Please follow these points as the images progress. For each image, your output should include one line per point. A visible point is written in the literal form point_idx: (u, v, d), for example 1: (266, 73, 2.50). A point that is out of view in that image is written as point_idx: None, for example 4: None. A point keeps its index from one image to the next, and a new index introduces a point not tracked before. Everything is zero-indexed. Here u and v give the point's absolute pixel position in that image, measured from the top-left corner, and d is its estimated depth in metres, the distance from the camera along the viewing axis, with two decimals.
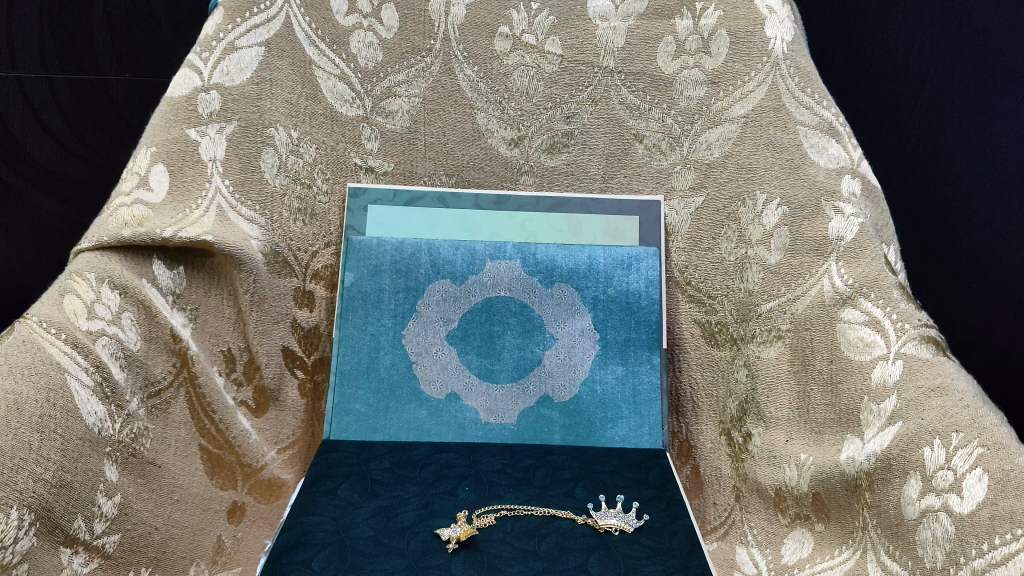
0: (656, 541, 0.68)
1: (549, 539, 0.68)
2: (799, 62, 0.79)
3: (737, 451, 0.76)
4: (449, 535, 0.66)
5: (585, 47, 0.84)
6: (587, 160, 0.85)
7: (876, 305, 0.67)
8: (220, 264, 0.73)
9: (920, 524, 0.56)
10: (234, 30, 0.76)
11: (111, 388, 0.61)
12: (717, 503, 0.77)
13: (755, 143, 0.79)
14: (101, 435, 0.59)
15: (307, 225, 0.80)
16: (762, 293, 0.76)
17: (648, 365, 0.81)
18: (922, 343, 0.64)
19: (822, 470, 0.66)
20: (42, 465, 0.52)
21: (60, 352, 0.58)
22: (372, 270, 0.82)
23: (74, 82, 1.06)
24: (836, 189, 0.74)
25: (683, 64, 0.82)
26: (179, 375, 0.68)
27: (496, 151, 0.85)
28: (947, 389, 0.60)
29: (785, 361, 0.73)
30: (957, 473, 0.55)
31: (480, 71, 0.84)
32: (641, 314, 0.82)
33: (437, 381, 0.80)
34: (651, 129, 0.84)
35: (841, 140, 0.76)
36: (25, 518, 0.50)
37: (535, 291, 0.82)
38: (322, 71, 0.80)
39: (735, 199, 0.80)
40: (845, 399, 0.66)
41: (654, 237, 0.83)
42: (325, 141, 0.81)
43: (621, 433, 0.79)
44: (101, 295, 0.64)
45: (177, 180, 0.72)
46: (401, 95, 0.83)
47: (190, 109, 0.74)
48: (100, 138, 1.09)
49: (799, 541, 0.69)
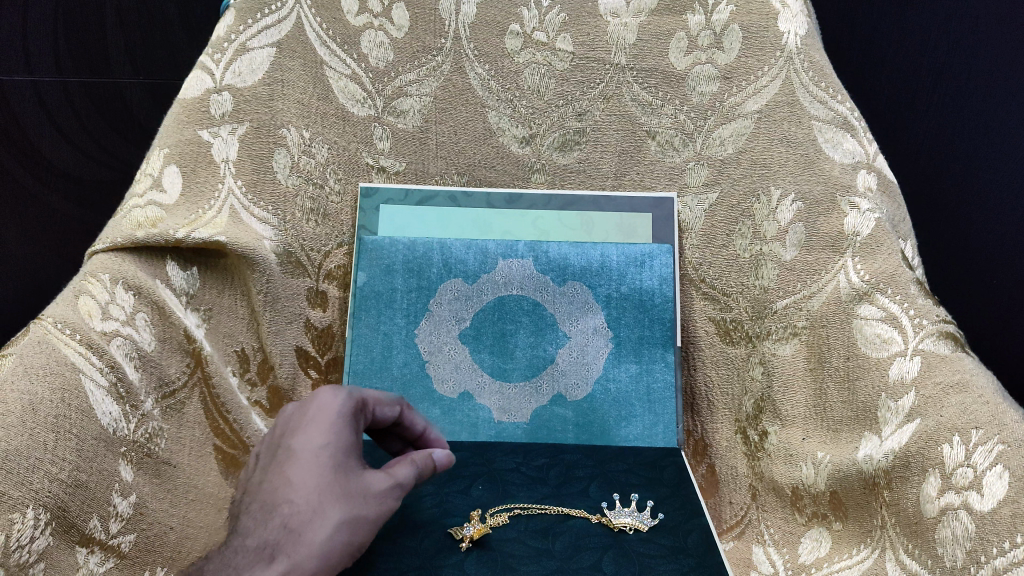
0: (671, 540, 0.68)
1: (562, 539, 0.67)
2: (813, 56, 0.78)
3: (753, 450, 0.76)
4: (461, 534, 0.66)
5: (597, 44, 0.83)
6: (599, 157, 0.85)
7: (893, 301, 0.67)
8: (233, 264, 0.73)
9: (938, 522, 0.57)
10: (246, 32, 0.76)
11: (125, 388, 0.62)
12: (732, 502, 0.77)
13: (769, 138, 0.78)
14: (116, 435, 0.59)
15: (320, 225, 0.80)
16: (777, 290, 0.75)
17: (662, 363, 0.80)
18: (940, 340, 0.64)
19: (838, 468, 0.66)
20: (57, 465, 0.53)
21: (75, 353, 0.59)
22: (384, 269, 0.81)
23: (89, 85, 1.07)
24: (851, 184, 0.73)
25: (695, 60, 0.81)
26: (193, 375, 0.69)
27: (507, 150, 0.85)
28: (966, 385, 0.60)
29: (802, 359, 0.72)
30: (977, 471, 0.56)
31: (491, 70, 0.83)
32: (654, 312, 0.81)
33: (450, 380, 0.80)
34: (664, 126, 0.83)
35: (856, 135, 0.75)
36: (41, 517, 0.51)
37: (547, 289, 0.82)
38: (333, 71, 0.80)
39: (749, 195, 0.79)
40: (863, 395, 0.66)
41: (667, 235, 0.82)
42: (337, 141, 0.81)
43: (635, 431, 0.79)
44: (116, 297, 0.64)
45: (190, 181, 0.73)
46: (412, 95, 0.83)
47: (202, 110, 0.74)
48: (113, 140, 1.10)
49: (816, 541, 0.68)
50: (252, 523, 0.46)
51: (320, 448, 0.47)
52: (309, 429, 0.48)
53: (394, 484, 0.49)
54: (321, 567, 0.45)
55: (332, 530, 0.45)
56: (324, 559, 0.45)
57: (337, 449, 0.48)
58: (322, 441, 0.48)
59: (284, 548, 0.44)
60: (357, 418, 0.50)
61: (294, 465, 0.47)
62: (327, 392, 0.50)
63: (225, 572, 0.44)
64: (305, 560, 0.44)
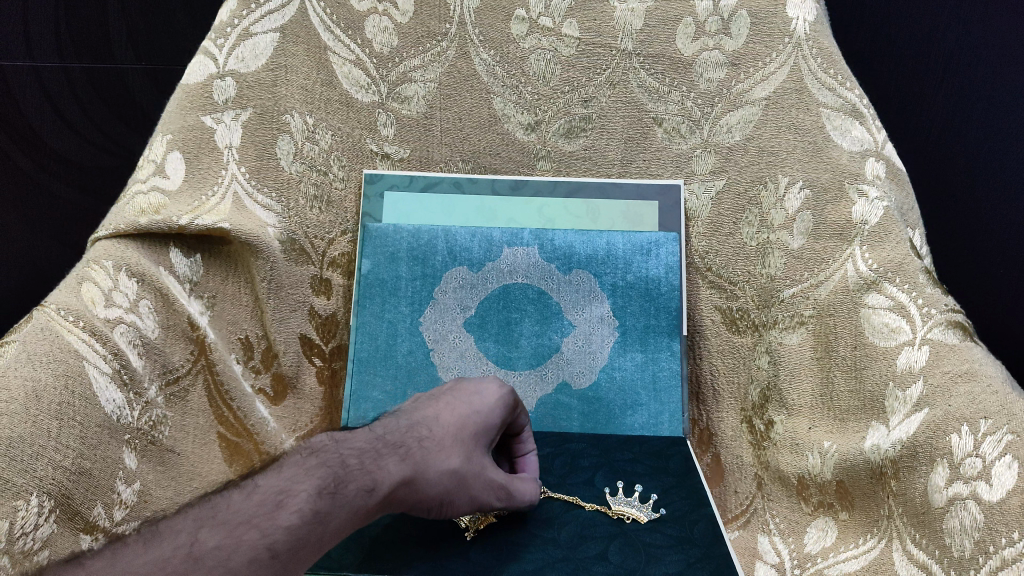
0: (678, 530, 0.68)
1: (568, 528, 0.66)
2: (822, 42, 0.77)
3: (759, 439, 0.75)
4: (467, 523, 0.64)
5: (603, 29, 0.82)
6: (606, 144, 0.84)
7: (901, 290, 0.67)
8: (237, 251, 0.73)
9: (946, 512, 0.58)
10: (249, 17, 0.75)
11: (129, 375, 0.62)
12: (738, 491, 0.76)
13: (777, 125, 0.77)
14: (119, 423, 0.60)
15: (323, 212, 0.79)
16: (784, 278, 0.75)
17: (668, 351, 0.80)
18: (948, 329, 0.64)
19: (844, 458, 0.66)
20: (61, 453, 0.55)
21: (78, 340, 0.59)
22: (388, 257, 0.81)
23: (91, 70, 1.08)
24: (860, 171, 0.73)
25: (703, 46, 0.80)
26: (197, 363, 0.68)
27: (512, 137, 0.84)
28: (974, 374, 0.61)
29: (808, 348, 0.72)
30: (986, 461, 0.57)
31: (497, 56, 0.83)
32: (661, 301, 0.80)
33: (455, 369, 0.80)
34: (671, 113, 0.82)
35: (865, 122, 0.74)
36: (45, 505, 0.53)
37: (552, 277, 0.81)
38: (337, 57, 0.80)
39: (756, 182, 0.78)
40: (870, 384, 0.66)
41: (674, 223, 0.82)
42: (341, 127, 0.80)
43: (640, 420, 0.79)
44: (119, 283, 0.64)
45: (193, 168, 0.72)
46: (416, 81, 0.83)
47: (205, 96, 0.73)
48: (116, 126, 1.09)
49: (822, 530, 0.69)
50: (397, 428, 0.55)
51: (476, 415, 0.58)
52: (471, 396, 0.59)
53: (494, 480, 0.58)
54: (425, 491, 0.54)
55: (448, 469, 0.55)
56: (431, 483, 0.54)
57: (482, 429, 0.58)
58: (479, 415, 0.58)
59: (415, 456, 0.54)
60: (507, 415, 0.61)
61: (448, 407, 0.58)
62: (498, 383, 0.62)
63: (366, 452, 0.52)
64: (421, 477, 0.53)
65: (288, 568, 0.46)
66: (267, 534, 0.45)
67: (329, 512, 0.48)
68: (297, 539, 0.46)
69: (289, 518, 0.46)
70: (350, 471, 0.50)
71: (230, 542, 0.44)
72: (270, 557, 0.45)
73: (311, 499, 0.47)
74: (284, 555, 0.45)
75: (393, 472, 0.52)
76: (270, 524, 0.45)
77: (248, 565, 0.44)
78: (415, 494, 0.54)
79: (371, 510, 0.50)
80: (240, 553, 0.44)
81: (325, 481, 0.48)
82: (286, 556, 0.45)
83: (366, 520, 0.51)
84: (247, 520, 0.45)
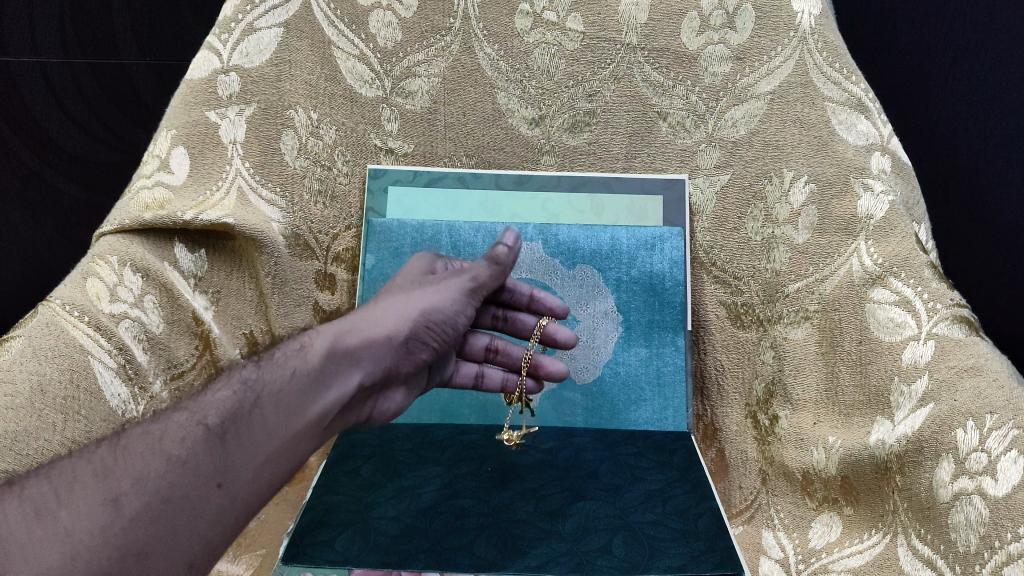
0: (681, 523, 0.66)
1: (572, 520, 0.66)
2: (827, 36, 0.77)
3: (763, 435, 0.75)
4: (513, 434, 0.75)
5: (607, 24, 0.82)
6: (610, 139, 0.84)
7: (907, 285, 0.67)
8: (242, 247, 0.73)
9: (952, 507, 0.58)
10: (253, 12, 0.75)
11: (133, 370, 0.63)
12: (742, 486, 0.76)
13: (782, 119, 0.77)
14: (123, 417, 0.62)
15: (328, 207, 0.79)
16: (789, 273, 0.74)
17: (672, 347, 0.79)
18: (953, 323, 0.65)
19: (850, 453, 0.66)
20: (66, 447, 0.57)
21: (83, 335, 0.61)
22: (392, 253, 0.80)
23: (96, 66, 1.08)
24: (865, 166, 0.73)
25: (708, 40, 0.80)
26: (202, 358, 0.69)
27: (516, 131, 0.84)
28: (979, 369, 0.61)
29: (813, 344, 0.72)
30: (992, 456, 0.57)
31: (501, 50, 0.82)
32: (664, 296, 0.80)
33: None
34: (675, 107, 0.82)
35: (870, 116, 0.75)
36: None
37: (557, 273, 0.81)
38: (340, 51, 0.80)
39: (761, 176, 0.78)
40: (874, 379, 0.66)
41: (678, 217, 0.81)
42: (345, 122, 0.80)
43: (644, 416, 0.78)
44: (124, 279, 0.65)
45: (197, 163, 0.72)
46: (420, 76, 0.82)
47: (209, 91, 0.74)
48: (120, 121, 1.10)
49: (827, 525, 0.69)
50: None
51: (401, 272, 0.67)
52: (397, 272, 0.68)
53: (446, 293, 0.64)
54: (371, 331, 0.60)
55: (384, 310, 0.62)
56: (376, 324, 0.61)
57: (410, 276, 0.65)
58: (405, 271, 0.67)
59: (347, 318, 0.61)
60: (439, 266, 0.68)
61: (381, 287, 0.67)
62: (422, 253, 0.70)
63: (301, 335, 0.61)
64: (359, 324, 0.61)
65: (228, 436, 0.54)
66: (199, 414, 0.55)
67: (260, 379, 0.57)
68: (229, 412, 0.55)
69: (218, 399, 0.56)
70: (282, 351, 0.60)
71: (160, 429, 0.54)
72: (203, 430, 0.54)
73: (238, 378, 0.58)
74: (219, 427, 0.54)
75: (321, 332, 0.60)
76: (199, 408, 0.55)
77: (182, 442, 0.53)
78: (365, 337, 0.60)
79: (316, 364, 0.58)
80: (174, 436, 0.53)
81: (252, 365, 0.59)
82: (220, 426, 0.54)
83: (320, 377, 0.58)
84: (182, 413, 0.55)
